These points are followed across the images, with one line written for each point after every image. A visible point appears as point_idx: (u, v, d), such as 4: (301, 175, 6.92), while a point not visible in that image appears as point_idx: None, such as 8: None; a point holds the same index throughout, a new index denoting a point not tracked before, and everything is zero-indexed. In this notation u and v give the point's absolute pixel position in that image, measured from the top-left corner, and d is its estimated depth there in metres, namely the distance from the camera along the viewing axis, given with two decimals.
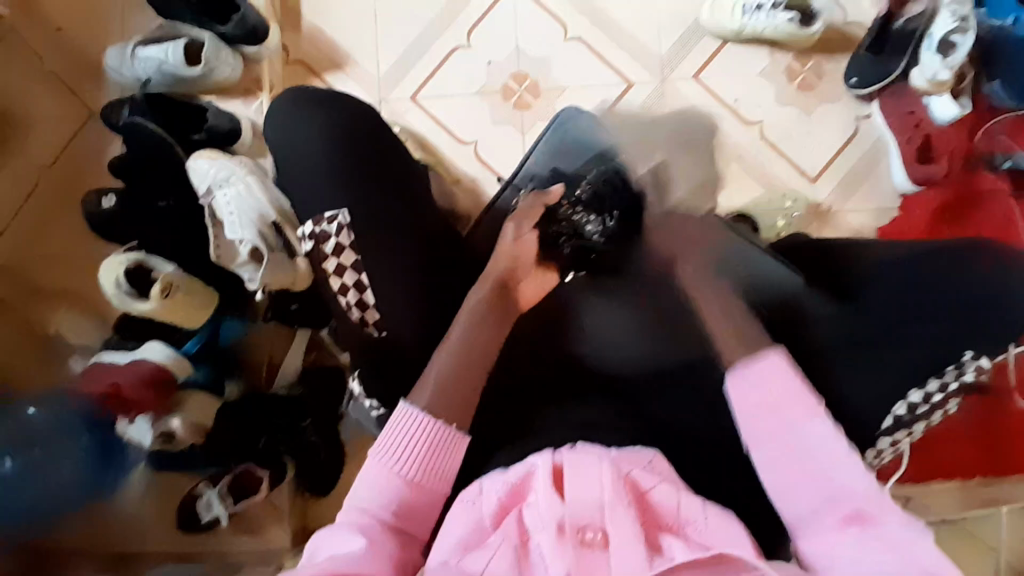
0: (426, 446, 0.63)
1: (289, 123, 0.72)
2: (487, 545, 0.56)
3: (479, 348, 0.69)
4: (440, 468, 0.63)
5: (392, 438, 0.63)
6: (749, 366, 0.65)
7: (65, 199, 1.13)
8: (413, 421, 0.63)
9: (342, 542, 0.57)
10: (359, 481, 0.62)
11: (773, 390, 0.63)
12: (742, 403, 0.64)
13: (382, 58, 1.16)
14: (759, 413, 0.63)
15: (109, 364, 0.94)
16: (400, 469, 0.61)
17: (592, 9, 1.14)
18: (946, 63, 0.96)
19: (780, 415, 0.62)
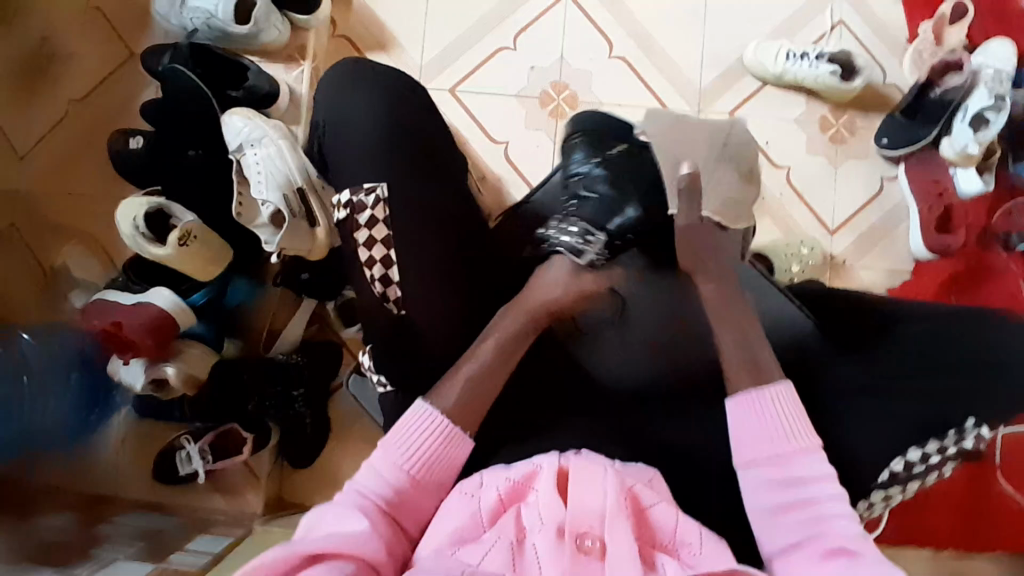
0: (435, 446, 0.66)
1: (344, 92, 0.74)
2: (482, 540, 0.58)
3: (496, 378, 0.70)
4: (443, 466, 0.66)
5: (403, 432, 0.66)
6: (754, 391, 0.67)
7: (92, 135, 1.13)
8: (423, 420, 0.66)
9: (343, 522, 0.60)
10: (365, 467, 0.65)
11: (774, 416, 0.66)
12: (741, 426, 0.67)
13: (428, 46, 1.17)
14: (757, 435, 0.66)
15: (112, 302, 0.94)
16: (403, 463, 0.64)
17: (640, 31, 1.16)
18: (977, 137, 0.99)
19: (779, 432, 0.65)
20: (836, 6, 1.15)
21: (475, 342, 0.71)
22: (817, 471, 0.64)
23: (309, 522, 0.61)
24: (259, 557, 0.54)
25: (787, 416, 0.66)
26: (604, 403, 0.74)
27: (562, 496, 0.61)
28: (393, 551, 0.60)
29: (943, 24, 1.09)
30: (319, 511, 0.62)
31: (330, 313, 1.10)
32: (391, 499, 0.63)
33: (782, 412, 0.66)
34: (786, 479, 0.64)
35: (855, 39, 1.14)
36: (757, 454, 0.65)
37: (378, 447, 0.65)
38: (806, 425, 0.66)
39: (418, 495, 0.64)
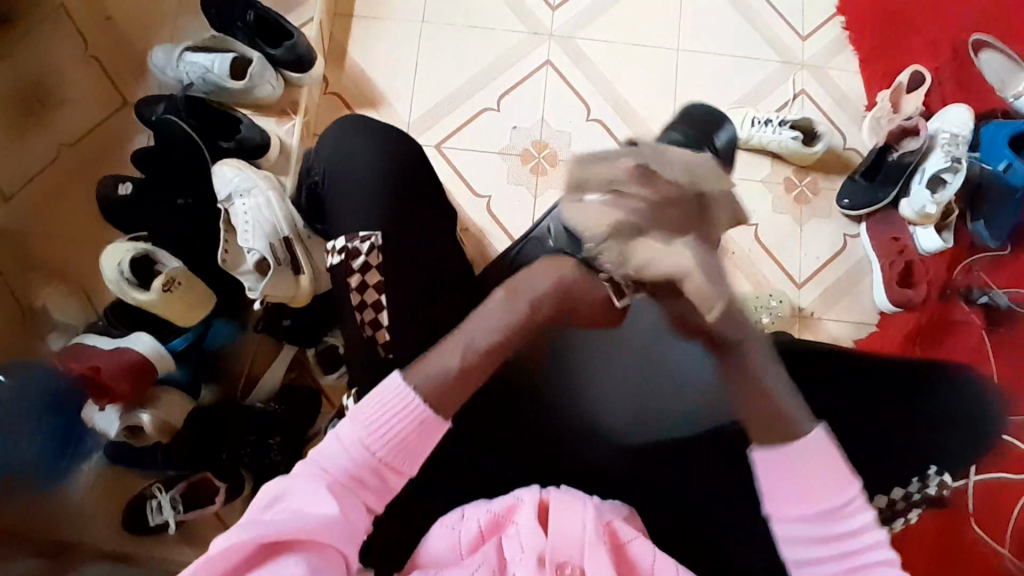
0: (409, 431, 0.60)
1: (337, 148, 0.78)
2: (465, 565, 0.61)
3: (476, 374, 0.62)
4: (417, 448, 0.61)
5: (376, 409, 0.60)
6: (785, 447, 0.61)
7: (80, 180, 1.15)
8: (394, 398, 0.60)
9: (306, 499, 0.58)
10: (331, 437, 0.61)
11: (810, 460, 0.61)
12: (767, 465, 0.62)
13: (415, 104, 1.22)
14: (787, 470, 0.62)
15: (93, 347, 0.94)
16: (368, 442, 0.60)
17: (617, 96, 1.23)
18: (934, 198, 1.08)
19: (815, 490, 0.61)
20: (798, 77, 1.24)
21: (456, 330, 0.63)
22: (861, 520, 0.61)
23: (271, 494, 0.58)
24: (219, 547, 0.54)
25: (826, 472, 0.61)
26: (581, 451, 0.75)
27: (543, 526, 0.63)
28: (358, 531, 0.59)
29: (900, 93, 1.17)
30: (283, 478, 0.60)
31: (310, 358, 1.10)
32: (357, 478, 0.60)
33: (816, 466, 0.61)
34: (830, 534, 0.61)
35: (816, 107, 1.23)
36: (799, 513, 0.61)
37: (349, 418, 0.61)
38: (844, 473, 0.61)
39: (387, 475, 0.61)
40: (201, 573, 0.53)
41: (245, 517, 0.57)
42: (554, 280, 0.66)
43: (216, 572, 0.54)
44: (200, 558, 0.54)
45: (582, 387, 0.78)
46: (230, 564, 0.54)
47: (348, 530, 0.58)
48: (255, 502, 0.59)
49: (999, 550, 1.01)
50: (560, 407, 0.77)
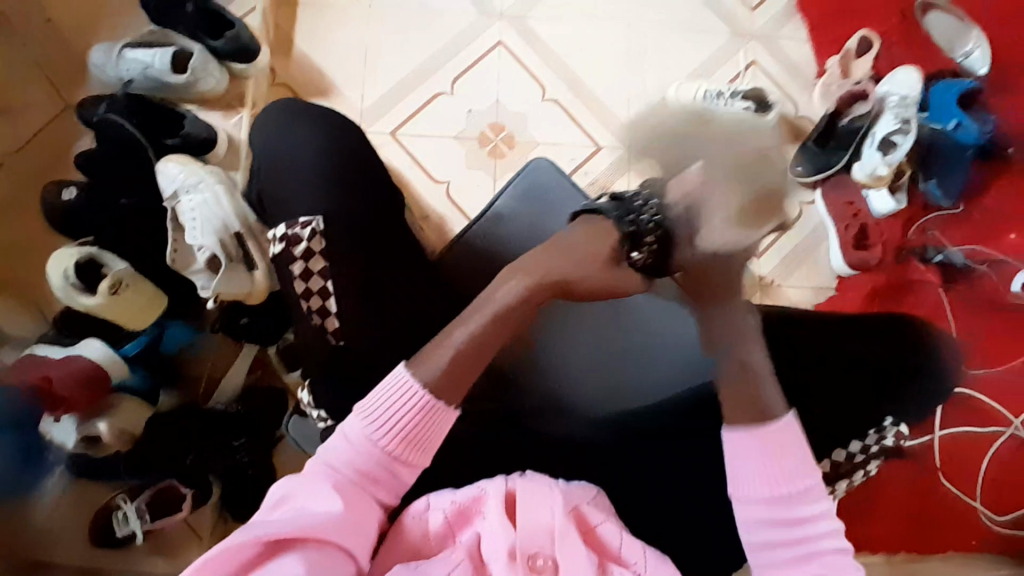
0: (416, 421, 0.62)
1: (274, 135, 0.76)
2: (443, 559, 0.60)
3: (485, 356, 0.65)
4: (427, 442, 0.63)
5: (385, 405, 0.62)
6: (757, 429, 0.64)
7: (23, 186, 1.11)
8: (403, 389, 0.63)
9: (314, 496, 0.58)
10: (339, 435, 0.62)
11: (779, 452, 0.63)
12: (736, 455, 0.64)
13: (367, 92, 1.20)
14: (764, 462, 0.63)
15: (42, 357, 0.91)
16: (379, 439, 0.61)
17: (570, 75, 1.22)
18: (885, 160, 1.08)
19: (776, 474, 0.63)
20: (749, 48, 1.24)
21: (451, 327, 0.66)
22: (816, 508, 0.62)
23: (277, 495, 0.58)
24: (222, 544, 0.51)
25: (794, 457, 0.63)
26: (547, 431, 0.76)
27: (511, 517, 0.62)
28: (367, 529, 0.59)
29: (849, 58, 1.18)
30: (287, 482, 0.60)
31: (272, 357, 1.08)
32: (364, 475, 0.61)
33: (784, 453, 0.63)
34: (786, 518, 0.62)
35: (768, 77, 1.24)
36: (757, 493, 0.63)
37: (356, 415, 0.62)
38: (809, 462, 0.63)
39: (397, 466, 0.62)
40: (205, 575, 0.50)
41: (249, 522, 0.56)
42: (563, 267, 0.67)
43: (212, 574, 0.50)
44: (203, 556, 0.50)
45: (567, 359, 0.84)
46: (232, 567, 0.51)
47: (355, 527, 0.58)
48: (259, 508, 0.58)
49: (970, 501, 1.04)
50: (537, 388, 0.82)
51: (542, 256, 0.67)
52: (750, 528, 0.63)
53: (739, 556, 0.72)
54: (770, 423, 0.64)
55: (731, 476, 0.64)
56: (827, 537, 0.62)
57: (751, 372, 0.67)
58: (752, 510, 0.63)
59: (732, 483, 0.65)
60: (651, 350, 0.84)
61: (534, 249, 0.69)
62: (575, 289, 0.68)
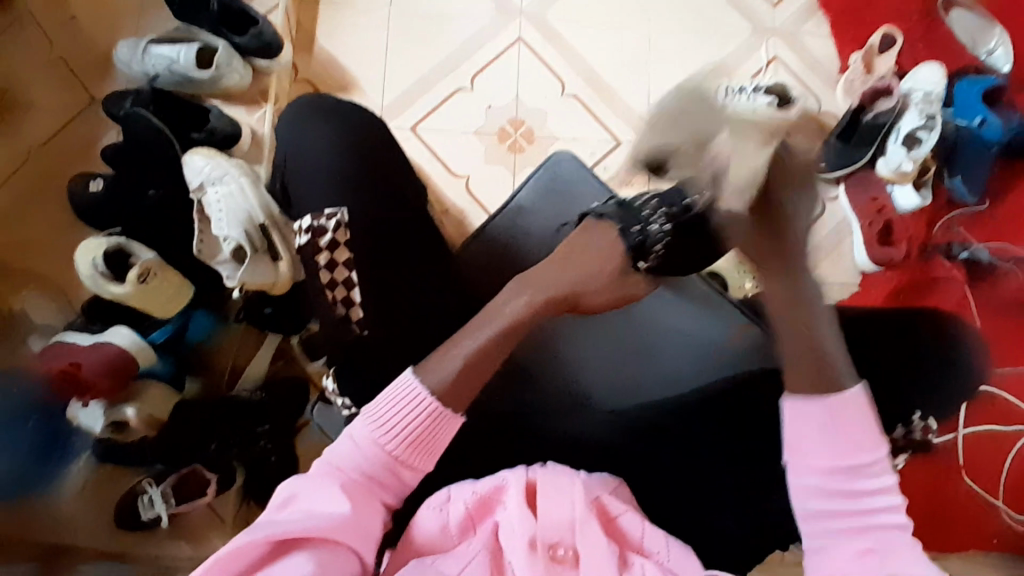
0: (423, 426, 0.61)
1: (299, 127, 0.77)
2: (462, 552, 0.60)
3: (483, 372, 0.64)
4: (432, 447, 0.62)
5: (392, 409, 0.61)
6: (823, 397, 0.61)
7: (52, 179, 1.13)
8: (410, 395, 0.62)
9: (320, 496, 0.58)
10: (344, 436, 0.62)
11: (844, 423, 0.61)
12: (800, 423, 0.62)
13: (388, 88, 1.21)
14: (825, 432, 0.61)
15: (71, 344, 0.93)
16: (385, 443, 0.60)
17: (590, 71, 1.22)
18: (910, 155, 1.07)
19: (841, 441, 0.61)
20: (769, 44, 1.23)
21: (459, 337, 0.66)
22: (881, 480, 0.61)
23: (285, 494, 0.58)
24: (232, 545, 0.53)
25: (857, 429, 0.61)
26: (568, 423, 0.76)
27: (532, 508, 0.62)
28: (373, 529, 0.59)
29: (872, 54, 1.17)
30: (295, 480, 0.59)
31: (294, 346, 1.09)
32: (372, 476, 0.61)
33: (850, 425, 0.61)
34: (851, 489, 0.60)
35: (790, 73, 1.23)
36: (824, 462, 0.61)
37: (362, 417, 0.62)
38: (875, 433, 0.61)
39: (402, 471, 0.61)
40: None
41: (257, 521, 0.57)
42: (557, 281, 0.69)
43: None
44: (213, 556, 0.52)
45: (581, 353, 0.82)
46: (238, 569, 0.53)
47: (362, 528, 0.58)
48: (267, 506, 0.58)
49: (993, 500, 1.02)
50: (548, 382, 0.80)
51: (547, 273, 0.70)
52: (811, 496, 0.61)
53: (761, 550, 0.71)
54: (842, 393, 0.62)
55: (794, 444, 0.62)
56: (888, 511, 0.60)
57: (822, 351, 0.64)
58: (815, 479, 0.61)
59: (791, 452, 0.62)
60: (663, 340, 0.82)
61: (543, 262, 0.72)
62: (584, 300, 0.70)
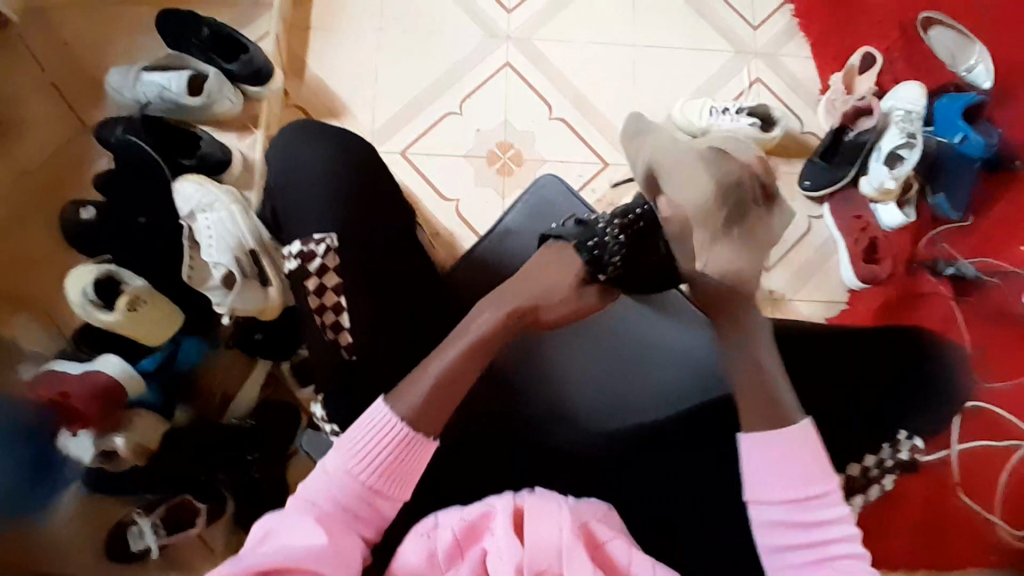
0: (396, 454, 0.63)
1: (286, 156, 0.77)
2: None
3: (456, 392, 0.65)
4: (405, 473, 0.63)
5: (364, 439, 0.62)
6: (773, 431, 0.65)
7: (44, 206, 1.13)
8: (381, 423, 0.63)
9: (297, 531, 0.58)
10: (318, 471, 0.62)
11: (796, 452, 0.64)
12: (756, 460, 0.65)
13: (377, 112, 1.22)
14: (779, 465, 0.64)
15: (60, 373, 0.92)
16: (358, 473, 0.61)
17: (576, 94, 1.24)
18: (893, 174, 1.08)
19: (796, 475, 0.64)
20: (753, 65, 1.25)
21: (431, 358, 0.67)
22: (833, 509, 0.63)
23: (260, 533, 0.58)
24: None
25: (809, 458, 0.65)
26: (559, 448, 0.75)
27: (519, 534, 0.62)
28: (350, 561, 0.59)
29: (853, 75, 1.20)
30: (270, 519, 0.59)
31: (285, 372, 1.09)
32: (346, 507, 0.61)
33: (802, 454, 0.64)
34: (804, 518, 0.63)
35: (773, 94, 1.24)
36: (780, 495, 0.63)
37: (335, 450, 0.62)
38: (824, 463, 0.65)
39: (376, 500, 0.62)
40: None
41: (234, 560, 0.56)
42: (528, 292, 0.71)
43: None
44: None
45: (573, 365, 0.84)
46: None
47: (339, 559, 0.58)
48: (243, 546, 0.58)
49: (988, 515, 1.03)
50: (540, 392, 0.82)
51: (519, 286, 0.71)
52: (768, 532, 0.63)
53: None
54: (787, 427, 0.65)
55: (750, 481, 0.65)
56: (843, 542, 0.62)
57: (765, 377, 0.69)
58: (772, 514, 0.63)
59: (750, 491, 0.65)
60: (656, 354, 0.86)
61: (521, 271, 0.73)
62: (545, 314, 0.71)
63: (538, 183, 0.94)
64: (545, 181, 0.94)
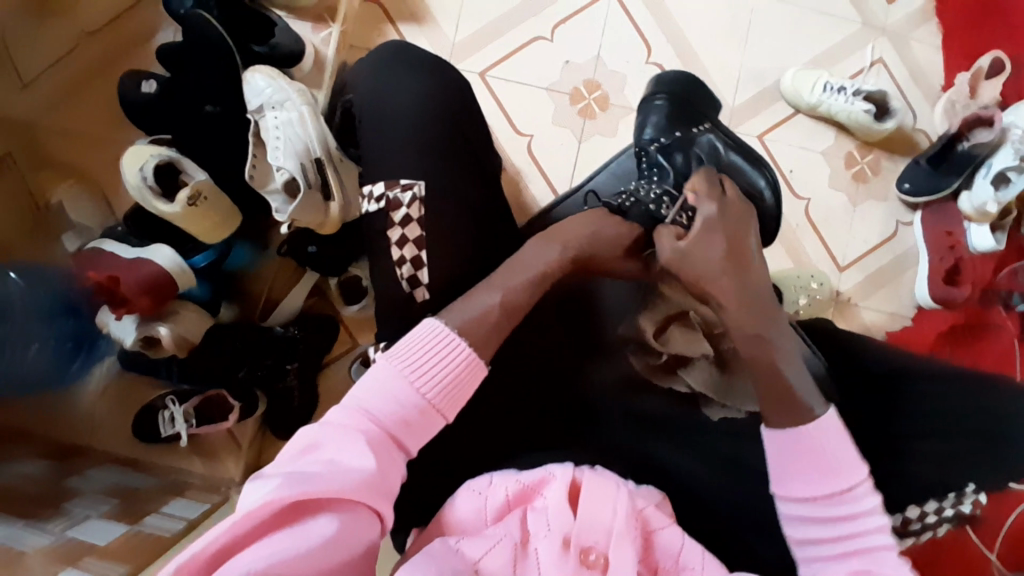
0: (457, 374, 0.58)
1: (379, 77, 0.71)
2: (487, 536, 0.57)
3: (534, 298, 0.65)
4: (460, 395, 0.58)
5: (424, 351, 0.57)
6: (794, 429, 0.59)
7: (103, 73, 1.08)
8: (435, 336, 0.58)
9: (348, 453, 0.51)
10: (370, 383, 0.56)
11: (818, 448, 0.58)
12: (777, 451, 0.60)
13: (461, 25, 1.12)
14: (797, 458, 0.59)
15: (112, 255, 0.91)
16: (419, 384, 0.56)
17: (681, 40, 1.13)
18: (997, 197, 1.00)
19: (827, 465, 0.58)
20: (877, 44, 1.13)
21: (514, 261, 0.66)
22: (865, 505, 0.58)
23: (305, 444, 0.51)
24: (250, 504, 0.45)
25: (830, 454, 0.58)
26: (622, 428, 0.72)
27: (572, 506, 0.60)
28: (394, 487, 0.53)
29: (978, 79, 1.08)
30: (318, 429, 0.53)
31: (331, 287, 1.07)
32: (405, 426, 0.55)
33: (828, 450, 0.58)
34: (834, 513, 0.57)
35: (891, 79, 1.13)
36: (803, 490, 0.58)
37: (391, 358, 0.56)
38: (854, 455, 0.58)
39: (433, 420, 0.56)
40: (240, 527, 0.45)
41: (275, 467, 0.50)
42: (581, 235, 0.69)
43: (244, 527, 0.45)
44: (234, 514, 0.45)
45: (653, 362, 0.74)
46: (259, 523, 0.46)
47: (387, 487, 0.52)
48: (282, 455, 0.51)
49: (987, 551, 0.99)
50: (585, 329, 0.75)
51: (568, 226, 0.70)
52: (791, 524, 0.59)
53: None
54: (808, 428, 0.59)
55: (775, 473, 0.60)
56: (877, 533, 0.57)
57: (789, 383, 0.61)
58: (797, 509, 0.58)
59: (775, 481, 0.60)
60: None
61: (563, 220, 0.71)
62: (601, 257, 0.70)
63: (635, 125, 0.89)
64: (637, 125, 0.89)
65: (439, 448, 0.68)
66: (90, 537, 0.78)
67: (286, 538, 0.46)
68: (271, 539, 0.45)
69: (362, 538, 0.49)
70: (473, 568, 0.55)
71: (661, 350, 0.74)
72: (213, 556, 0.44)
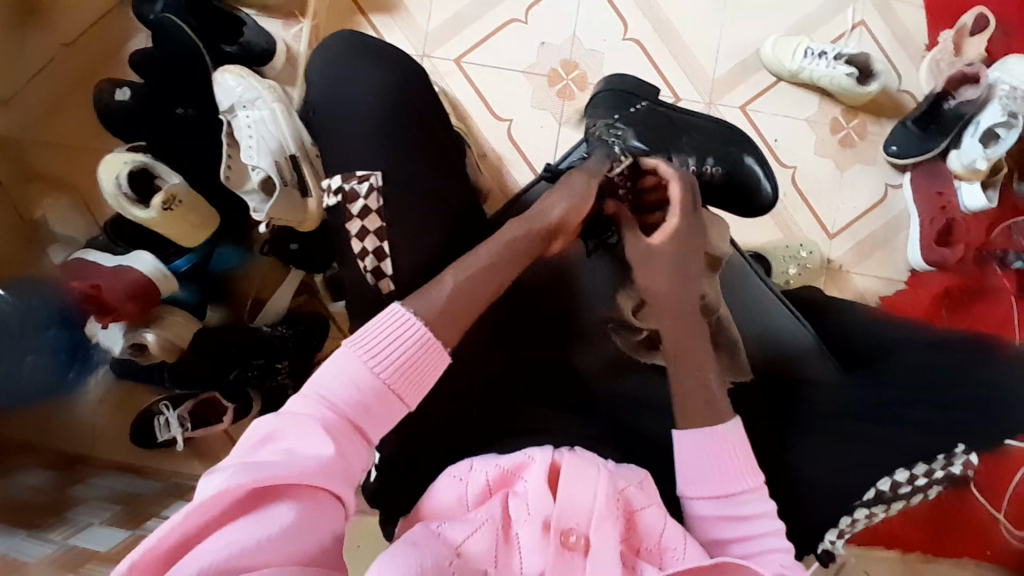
0: (414, 355, 0.57)
1: (337, 65, 0.69)
2: (469, 520, 0.57)
3: (500, 277, 0.64)
4: (421, 380, 0.57)
5: (383, 336, 0.57)
6: (709, 426, 0.62)
7: (77, 84, 1.07)
8: (395, 322, 0.58)
9: (308, 441, 0.51)
10: (329, 369, 0.55)
11: (721, 452, 0.62)
12: (687, 455, 0.62)
13: (434, 12, 1.11)
14: (704, 461, 0.62)
15: (93, 263, 0.91)
16: (377, 367, 0.55)
17: (658, 14, 1.11)
18: (986, 153, 0.99)
19: (730, 471, 0.61)
20: (859, 5, 1.11)
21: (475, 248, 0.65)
22: (763, 502, 0.61)
23: (261, 434, 0.51)
24: (207, 493, 0.46)
25: (736, 460, 0.61)
26: (604, 407, 0.71)
27: (553, 488, 0.59)
28: (356, 472, 0.53)
29: (963, 35, 1.07)
30: (274, 418, 0.52)
31: (319, 285, 1.07)
32: (364, 412, 0.54)
33: (730, 455, 0.62)
34: (734, 511, 0.60)
35: (874, 41, 1.11)
36: (707, 491, 0.61)
37: (351, 345, 0.56)
38: (755, 461, 0.62)
39: (394, 403, 0.56)
40: (195, 520, 0.45)
41: (233, 459, 0.50)
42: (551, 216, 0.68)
43: (201, 521, 0.46)
44: (190, 503, 0.46)
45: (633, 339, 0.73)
46: (216, 515, 0.46)
47: (348, 473, 0.52)
48: (242, 443, 0.51)
49: (994, 512, 0.99)
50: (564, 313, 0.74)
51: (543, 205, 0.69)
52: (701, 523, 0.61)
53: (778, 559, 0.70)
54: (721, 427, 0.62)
55: (685, 479, 0.62)
56: (769, 535, 0.60)
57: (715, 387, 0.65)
58: (704, 507, 0.61)
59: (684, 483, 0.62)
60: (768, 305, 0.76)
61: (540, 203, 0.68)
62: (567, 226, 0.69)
63: (599, 98, 0.86)
64: (598, 96, 0.87)
65: (419, 438, 0.68)
66: (91, 543, 0.77)
67: (246, 529, 0.46)
68: (229, 530, 0.46)
69: (326, 526, 0.50)
70: (454, 551, 0.54)
71: (640, 327, 0.72)
72: (171, 550, 0.45)
